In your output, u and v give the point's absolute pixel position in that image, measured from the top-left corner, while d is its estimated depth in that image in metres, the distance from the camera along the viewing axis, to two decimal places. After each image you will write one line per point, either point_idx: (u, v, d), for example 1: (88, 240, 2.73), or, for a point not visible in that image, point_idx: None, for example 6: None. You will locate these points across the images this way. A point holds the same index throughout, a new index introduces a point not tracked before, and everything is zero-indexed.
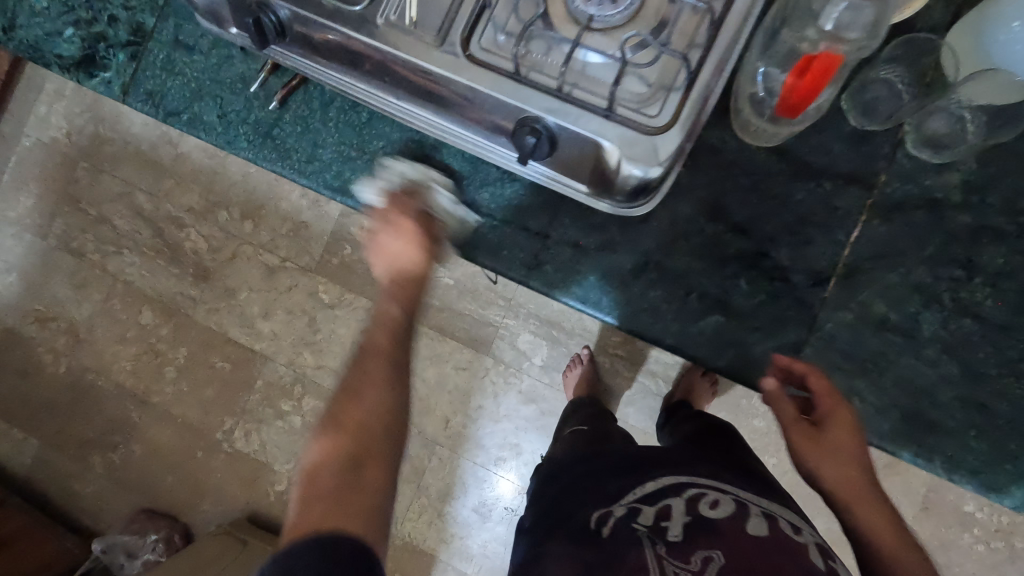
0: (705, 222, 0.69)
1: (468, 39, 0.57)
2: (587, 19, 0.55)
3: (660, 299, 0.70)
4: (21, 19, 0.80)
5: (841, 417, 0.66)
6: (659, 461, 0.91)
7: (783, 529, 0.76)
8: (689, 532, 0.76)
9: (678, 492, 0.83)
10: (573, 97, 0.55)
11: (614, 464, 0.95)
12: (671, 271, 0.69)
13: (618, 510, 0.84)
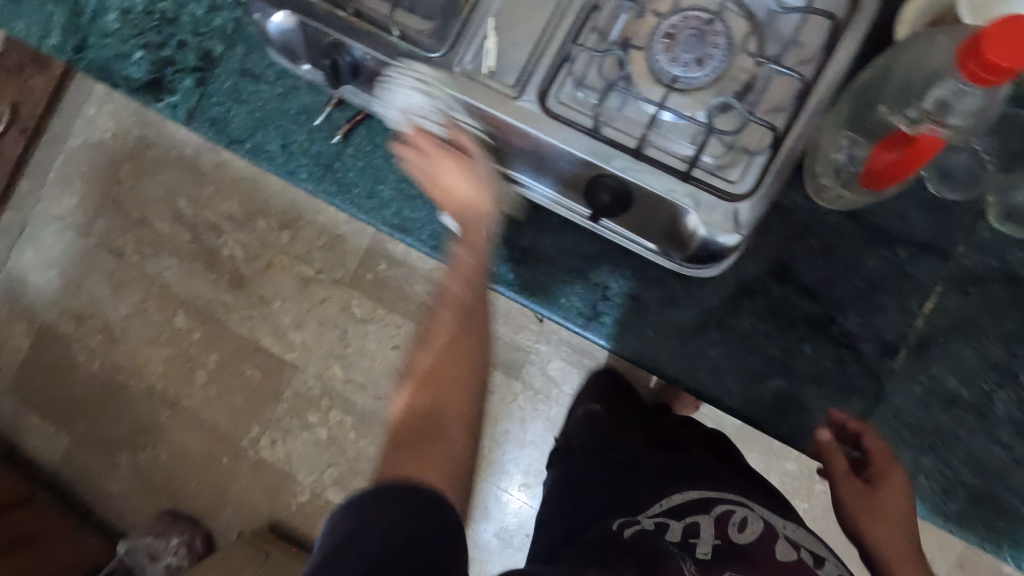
0: (774, 283, 0.77)
1: (547, 92, 0.57)
2: (670, 80, 0.55)
3: (720, 357, 0.77)
4: (93, 40, 0.82)
5: (896, 485, 0.75)
6: (678, 469, 0.93)
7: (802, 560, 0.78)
8: (720, 554, 0.77)
9: (701, 505, 0.85)
10: (652, 159, 0.55)
11: (633, 467, 0.96)
12: (736, 330, 0.77)
13: (643, 522, 0.83)
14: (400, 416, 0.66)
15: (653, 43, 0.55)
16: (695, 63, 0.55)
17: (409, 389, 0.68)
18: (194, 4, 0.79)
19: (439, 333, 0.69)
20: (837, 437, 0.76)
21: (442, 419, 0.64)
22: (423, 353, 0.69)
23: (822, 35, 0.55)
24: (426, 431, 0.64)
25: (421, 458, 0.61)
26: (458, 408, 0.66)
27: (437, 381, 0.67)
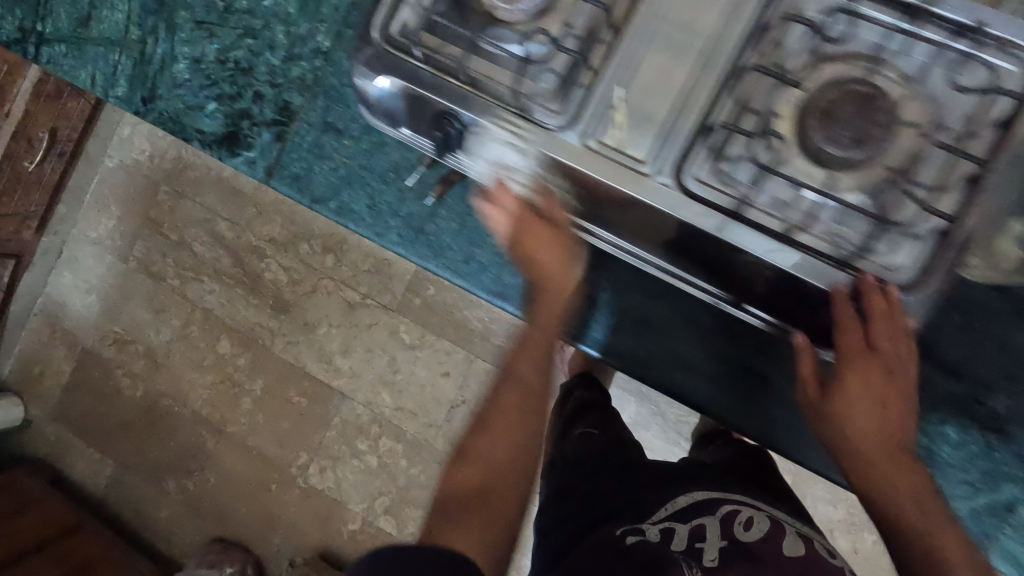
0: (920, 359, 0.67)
1: (686, 171, 0.50)
2: (827, 158, 0.49)
3: None
4: (162, 91, 0.77)
5: (860, 376, 0.54)
6: (696, 478, 0.78)
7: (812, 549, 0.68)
8: (728, 559, 0.66)
9: (698, 504, 0.72)
10: (809, 246, 0.49)
11: (648, 473, 0.82)
12: None
13: (646, 531, 0.70)
14: (459, 488, 0.60)
15: (808, 119, 0.49)
16: (855, 141, 0.49)
17: (457, 470, 0.62)
18: (270, 53, 0.75)
19: (500, 446, 0.62)
20: (858, 339, 0.53)
21: (488, 501, 0.60)
22: (466, 467, 0.61)
23: (998, 110, 0.49)
24: (479, 496, 0.60)
25: (460, 523, 0.58)
26: (515, 443, 0.63)
27: (473, 503, 0.59)
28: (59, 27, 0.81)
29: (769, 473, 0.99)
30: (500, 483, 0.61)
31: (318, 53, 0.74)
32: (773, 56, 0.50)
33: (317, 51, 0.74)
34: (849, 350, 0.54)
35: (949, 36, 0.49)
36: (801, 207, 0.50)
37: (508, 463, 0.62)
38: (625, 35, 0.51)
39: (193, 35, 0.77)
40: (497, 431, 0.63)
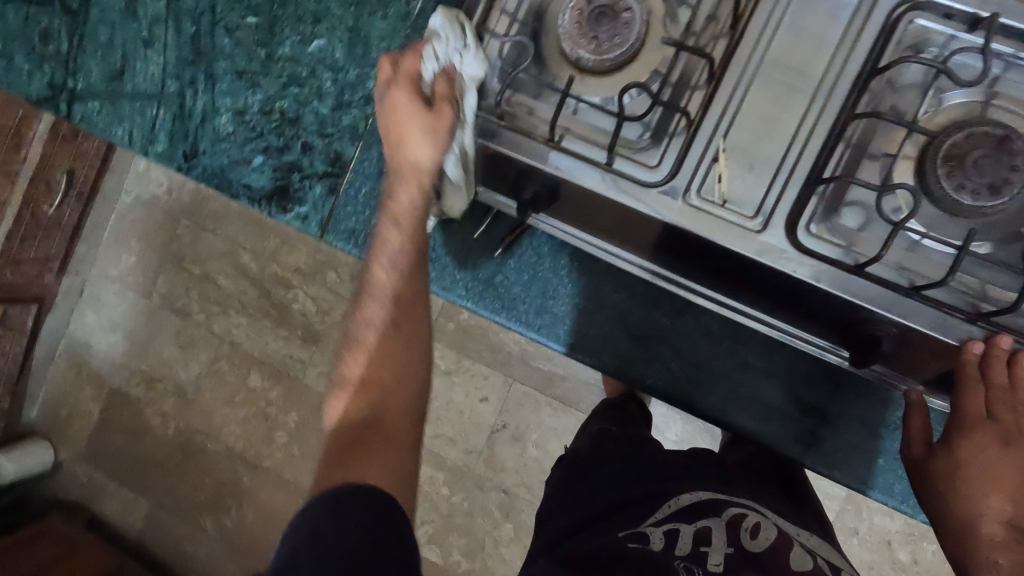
0: None
1: (797, 224, 0.49)
2: (957, 207, 0.46)
3: None
4: (205, 145, 0.74)
5: (987, 435, 0.48)
6: (674, 471, 0.66)
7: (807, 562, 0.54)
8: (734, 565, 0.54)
9: (701, 507, 0.59)
10: (936, 300, 0.46)
11: (653, 480, 0.66)
12: None
13: (651, 537, 0.58)
14: (348, 373, 0.57)
15: (933, 166, 0.46)
16: (988, 190, 0.45)
17: (342, 398, 0.56)
18: (318, 101, 0.72)
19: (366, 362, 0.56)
20: (976, 404, 0.49)
21: (381, 425, 0.54)
22: (354, 357, 0.57)
23: None
24: (369, 434, 0.54)
25: (346, 447, 0.53)
26: (402, 415, 0.55)
27: (361, 425, 0.54)
28: (91, 83, 0.77)
29: (797, 484, 0.79)
30: (394, 415, 0.55)
31: (369, 100, 0.71)
32: (884, 99, 0.49)
33: (369, 97, 0.71)
34: (974, 412, 0.48)
35: None
36: (922, 260, 0.48)
37: (384, 363, 0.56)
38: (723, 84, 0.50)
39: (234, 86, 0.74)
40: (390, 230, 0.58)
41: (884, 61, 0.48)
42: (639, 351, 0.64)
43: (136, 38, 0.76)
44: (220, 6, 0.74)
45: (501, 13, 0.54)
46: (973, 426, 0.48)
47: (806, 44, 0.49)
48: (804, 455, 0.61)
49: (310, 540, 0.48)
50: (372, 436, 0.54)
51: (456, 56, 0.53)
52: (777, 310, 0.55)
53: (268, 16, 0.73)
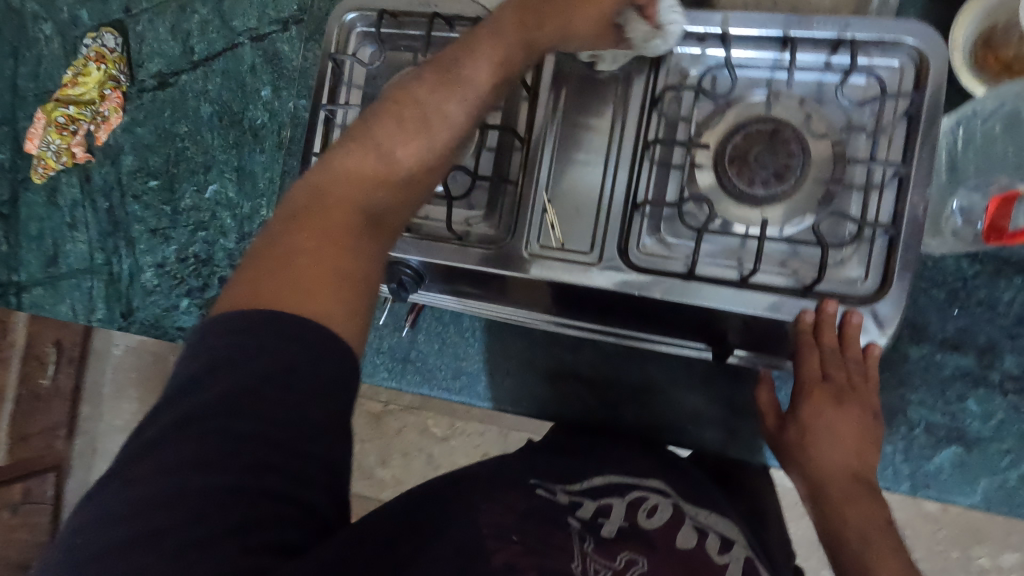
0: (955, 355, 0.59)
1: (628, 249, 0.54)
2: (755, 198, 0.52)
3: (918, 459, 0.59)
4: (138, 301, 0.82)
5: (820, 397, 0.51)
6: (609, 463, 0.58)
7: (704, 545, 0.49)
8: (623, 538, 0.47)
9: (623, 484, 0.54)
10: (761, 284, 0.51)
11: (585, 456, 0.59)
12: (925, 422, 0.59)
13: (559, 493, 0.51)
14: (343, 183, 0.42)
15: (723, 169, 0.53)
16: (774, 178, 0.52)
17: (322, 191, 0.42)
18: (224, 238, 0.79)
19: (366, 175, 0.42)
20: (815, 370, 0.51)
21: (382, 223, 0.42)
22: (349, 161, 0.43)
23: (900, 107, 0.50)
24: (361, 230, 0.41)
25: (320, 258, 0.38)
26: (368, 273, 0.40)
27: (331, 235, 0.40)
28: (31, 271, 0.85)
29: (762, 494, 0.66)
30: (386, 232, 0.42)
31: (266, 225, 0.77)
32: (669, 120, 0.55)
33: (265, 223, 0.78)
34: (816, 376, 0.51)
35: (828, 54, 0.51)
36: (745, 251, 0.53)
37: (372, 194, 0.42)
38: (532, 146, 0.56)
39: (151, 243, 0.82)
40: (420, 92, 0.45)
41: (658, 88, 0.54)
42: (553, 389, 0.69)
43: (61, 224, 0.85)
44: (124, 178, 0.83)
45: (338, 131, 0.61)
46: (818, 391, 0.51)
47: (592, 93, 0.56)
48: (726, 447, 0.64)
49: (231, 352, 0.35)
50: (339, 246, 0.39)
51: None
52: (644, 326, 0.59)
53: (166, 176, 0.81)
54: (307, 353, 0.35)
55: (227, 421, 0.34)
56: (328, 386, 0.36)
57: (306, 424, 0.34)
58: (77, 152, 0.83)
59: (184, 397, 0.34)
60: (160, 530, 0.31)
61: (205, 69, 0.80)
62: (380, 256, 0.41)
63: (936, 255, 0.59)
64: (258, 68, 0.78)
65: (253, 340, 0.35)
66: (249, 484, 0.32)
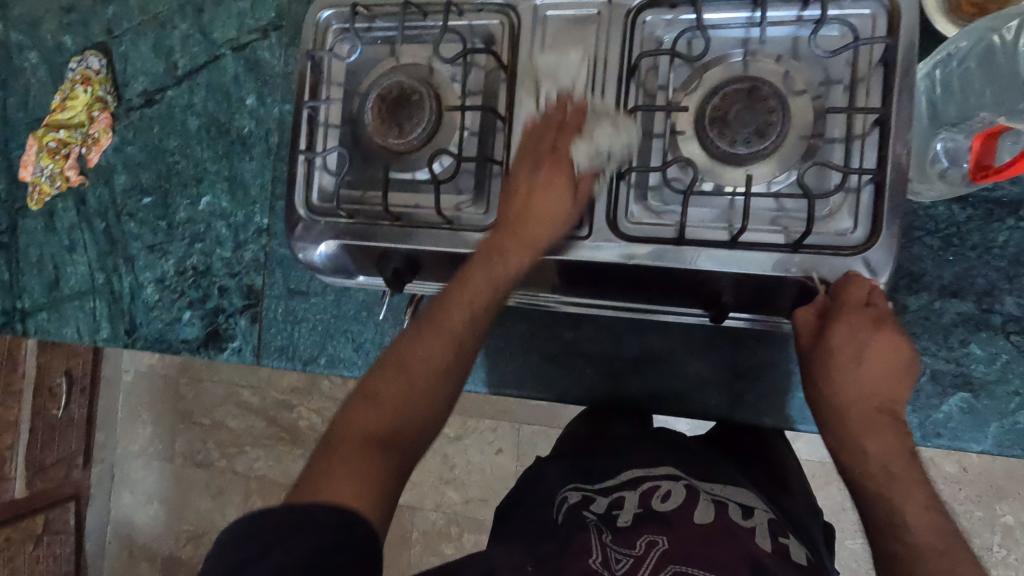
0: (957, 298, 0.58)
1: (616, 219, 0.54)
2: (740, 158, 0.51)
3: (927, 407, 0.58)
4: (141, 317, 0.82)
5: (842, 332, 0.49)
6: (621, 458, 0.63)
7: (726, 513, 0.53)
8: (641, 521, 0.52)
9: (634, 479, 0.58)
10: (748, 243, 0.51)
11: (600, 460, 0.63)
12: (929, 368, 0.59)
13: (573, 495, 0.59)
14: (382, 383, 0.52)
15: (704, 132, 0.52)
16: (756, 135, 0.51)
17: (374, 386, 0.52)
18: (221, 247, 0.80)
19: (393, 388, 0.51)
20: (865, 388, 0.48)
21: (396, 441, 0.50)
22: (387, 374, 0.52)
23: (876, 54, 0.50)
24: (386, 436, 0.50)
25: (347, 452, 0.48)
26: (390, 480, 0.48)
27: (366, 438, 0.49)
28: (34, 296, 0.86)
29: (779, 461, 0.69)
30: (408, 441, 0.51)
31: (261, 231, 0.78)
32: (647, 89, 0.55)
33: (260, 229, 0.78)
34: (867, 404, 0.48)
35: (800, 7, 0.51)
36: (735, 210, 0.53)
37: (406, 408, 0.51)
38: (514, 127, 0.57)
39: (150, 260, 0.83)
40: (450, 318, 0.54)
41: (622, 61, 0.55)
42: (556, 368, 0.69)
43: (61, 247, 0.86)
44: (119, 197, 0.84)
45: (322, 129, 0.62)
46: (860, 417, 0.48)
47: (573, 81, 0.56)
48: (732, 412, 0.64)
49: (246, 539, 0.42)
50: (369, 453, 0.48)
51: (297, 180, 0.62)
52: (677, 299, 0.58)
53: (159, 192, 0.82)
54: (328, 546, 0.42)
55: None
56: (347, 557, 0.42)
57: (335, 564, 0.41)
58: (72, 175, 0.84)
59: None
60: None
61: (190, 83, 0.81)
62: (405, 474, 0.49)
63: (926, 203, 0.59)
64: (241, 78, 0.79)
65: (299, 533, 0.42)
66: None
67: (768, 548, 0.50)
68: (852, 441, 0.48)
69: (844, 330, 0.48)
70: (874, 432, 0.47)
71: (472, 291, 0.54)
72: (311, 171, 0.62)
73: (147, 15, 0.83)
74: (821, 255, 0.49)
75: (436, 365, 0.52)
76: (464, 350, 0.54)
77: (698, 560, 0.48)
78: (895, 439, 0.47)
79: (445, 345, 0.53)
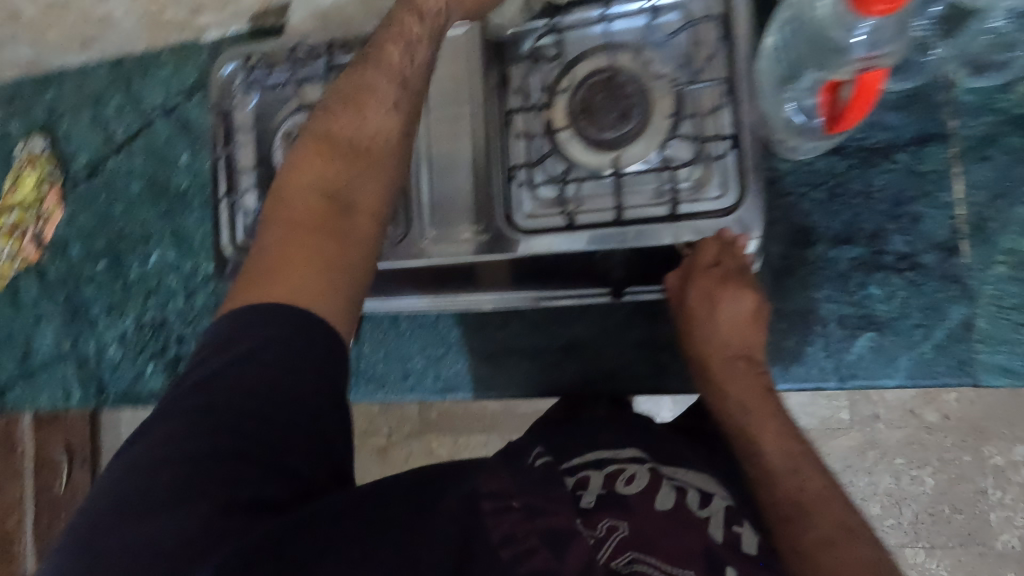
0: (850, 244, 0.61)
1: (509, 215, 0.57)
2: (610, 143, 0.55)
3: (838, 349, 0.61)
4: (108, 377, 0.86)
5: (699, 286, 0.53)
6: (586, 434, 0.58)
7: (686, 502, 0.49)
8: (603, 504, 0.49)
9: (599, 459, 0.55)
10: (629, 219, 0.54)
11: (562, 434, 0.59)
12: (835, 314, 0.61)
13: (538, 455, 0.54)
14: (302, 177, 0.44)
15: (574, 123, 0.56)
16: (621, 120, 0.55)
17: (325, 150, 0.44)
18: (174, 299, 0.84)
19: (305, 183, 0.44)
20: (728, 340, 0.53)
21: (351, 210, 0.43)
22: (314, 157, 0.44)
23: (716, 32, 0.54)
24: (343, 211, 0.43)
25: (287, 248, 0.42)
26: (361, 259, 0.43)
27: (303, 225, 0.42)
28: (10, 372, 0.90)
29: None
30: (367, 209, 0.44)
31: (208, 278, 0.82)
32: (523, 93, 0.59)
33: (207, 276, 0.83)
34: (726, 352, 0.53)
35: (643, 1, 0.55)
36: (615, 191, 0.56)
37: (326, 177, 0.44)
38: None
39: (111, 321, 0.87)
40: (352, 125, 0.45)
41: None
42: (494, 368, 0.72)
43: (28, 322, 0.90)
44: (75, 265, 0.89)
45: (239, 174, 0.67)
46: (719, 365, 0.53)
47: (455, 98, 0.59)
48: (662, 383, 0.67)
49: (154, 424, 0.38)
50: (314, 236, 0.42)
51: (222, 224, 0.66)
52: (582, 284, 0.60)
53: (112, 255, 0.87)
54: (319, 348, 0.40)
55: (197, 473, 0.35)
56: (320, 388, 0.39)
57: (298, 406, 0.38)
58: (30, 252, 0.89)
59: (99, 499, 0.36)
60: (145, 519, 0.34)
61: (128, 150, 0.87)
62: (360, 245, 0.43)
63: (807, 160, 0.62)
64: (174, 138, 0.85)
65: (290, 341, 0.39)
66: (239, 484, 0.35)
67: (721, 539, 0.46)
68: (717, 386, 0.53)
69: (696, 291, 0.53)
70: (732, 377, 0.52)
71: (405, 62, 0.47)
72: (233, 213, 0.66)
73: (82, 94, 0.89)
74: (697, 220, 0.52)
75: (378, 143, 0.45)
76: (409, 119, 0.46)
77: (654, 549, 0.45)
78: (754, 383, 0.52)
79: (374, 116, 0.45)
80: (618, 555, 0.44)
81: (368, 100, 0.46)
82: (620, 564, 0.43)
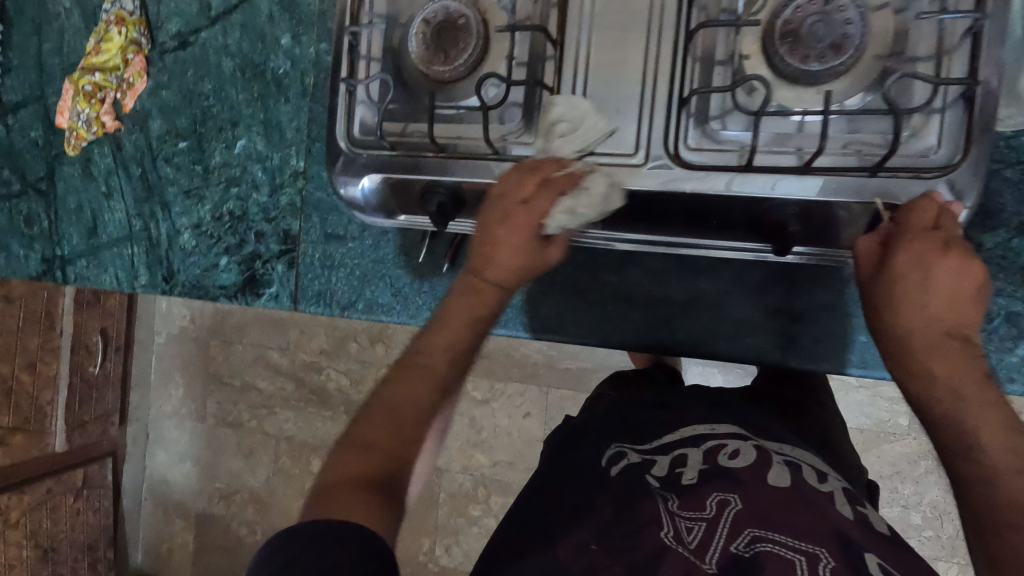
0: None
1: (676, 146, 0.51)
2: (811, 78, 0.48)
3: (1002, 348, 0.55)
4: (178, 263, 0.82)
5: (914, 249, 0.44)
6: (680, 416, 0.58)
7: (801, 475, 0.46)
8: (705, 478, 0.47)
9: (693, 434, 0.54)
10: (820, 167, 0.48)
11: (652, 419, 0.59)
12: (1005, 310, 0.55)
13: (630, 455, 0.55)
14: (375, 425, 0.49)
15: (773, 48, 0.49)
16: (831, 51, 0.47)
17: (382, 418, 0.49)
18: (257, 192, 0.79)
19: (382, 433, 0.49)
20: (937, 314, 0.44)
21: (393, 488, 0.47)
22: (381, 408, 0.50)
23: None
24: (393, 482, 0.47)
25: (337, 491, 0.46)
26: (391, 516, 0.46)
27: (355, 480, 0.46)
28: (74, 244, 0.86)
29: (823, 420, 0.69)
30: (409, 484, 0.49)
31: (297, 175, 0.77)
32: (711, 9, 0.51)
33: (296, 173, 0.77)
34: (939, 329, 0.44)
35: None
36: (803, 133, 0.50)
37: (415, 406, 0.50)
38: (566, 52, 0.54)
39: (186, 206, 0.82)
40: (436, 342, 0.52)
41: None
42: (600, 314, 0.66)
43: (97, 194, 0.85)
44: (154, 141, 0.83)
45: (362, 60, 0.60)
46: (924, 343, 0.44)
47: (630, 7, 0.52)
48: (787, 356, 0.61)
49: None
50: (362, 489, 0.46)
51: (339, 113, 0.60)
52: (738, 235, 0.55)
53: (195, 136, 0.81)
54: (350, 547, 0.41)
55: None
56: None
57: None
58: (107, 120, 0.83)
59: None
60: None
61: (225, 24, 0.80)
62: (401, 497, 0.48)
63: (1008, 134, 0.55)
64: (275, 17, 0.77)
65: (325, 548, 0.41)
66: None
67: (851, 514, 0.42)
68: (917, 367, 0.45)
69: (906, 256, 0.45)
70: (943, 355, 0.44)
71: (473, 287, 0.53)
72: (356, 103, 0.60)
73: None
74: (903, 177, 0.46)
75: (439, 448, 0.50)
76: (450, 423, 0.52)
77: (778, 521, 0.41)
78: (965, 364, 0.43)
79: (442, 362, 0.51)
80: (735, 537, 0.41)
81: (444, 346, 0.52)
82: (741, 546, 0.40)
